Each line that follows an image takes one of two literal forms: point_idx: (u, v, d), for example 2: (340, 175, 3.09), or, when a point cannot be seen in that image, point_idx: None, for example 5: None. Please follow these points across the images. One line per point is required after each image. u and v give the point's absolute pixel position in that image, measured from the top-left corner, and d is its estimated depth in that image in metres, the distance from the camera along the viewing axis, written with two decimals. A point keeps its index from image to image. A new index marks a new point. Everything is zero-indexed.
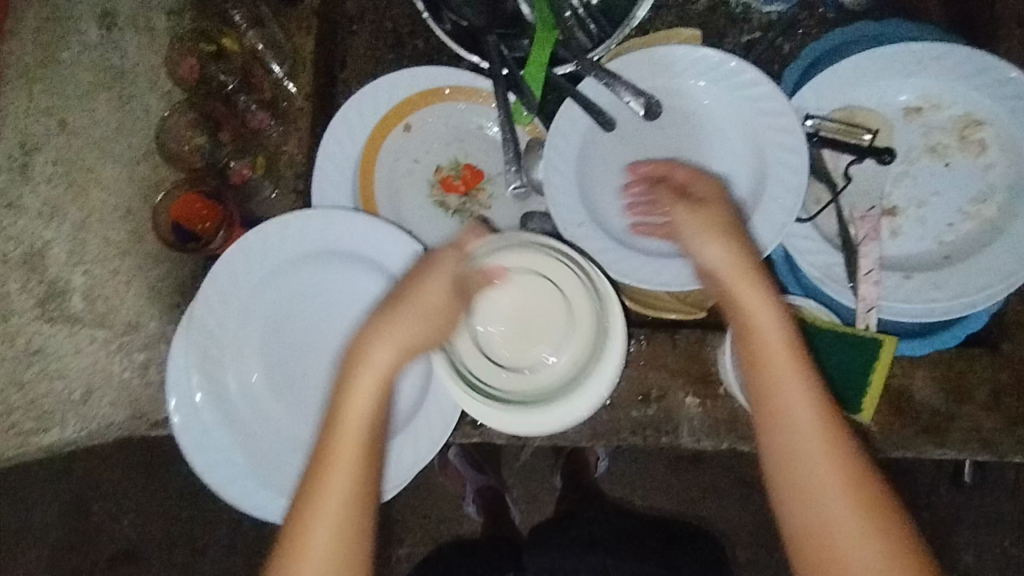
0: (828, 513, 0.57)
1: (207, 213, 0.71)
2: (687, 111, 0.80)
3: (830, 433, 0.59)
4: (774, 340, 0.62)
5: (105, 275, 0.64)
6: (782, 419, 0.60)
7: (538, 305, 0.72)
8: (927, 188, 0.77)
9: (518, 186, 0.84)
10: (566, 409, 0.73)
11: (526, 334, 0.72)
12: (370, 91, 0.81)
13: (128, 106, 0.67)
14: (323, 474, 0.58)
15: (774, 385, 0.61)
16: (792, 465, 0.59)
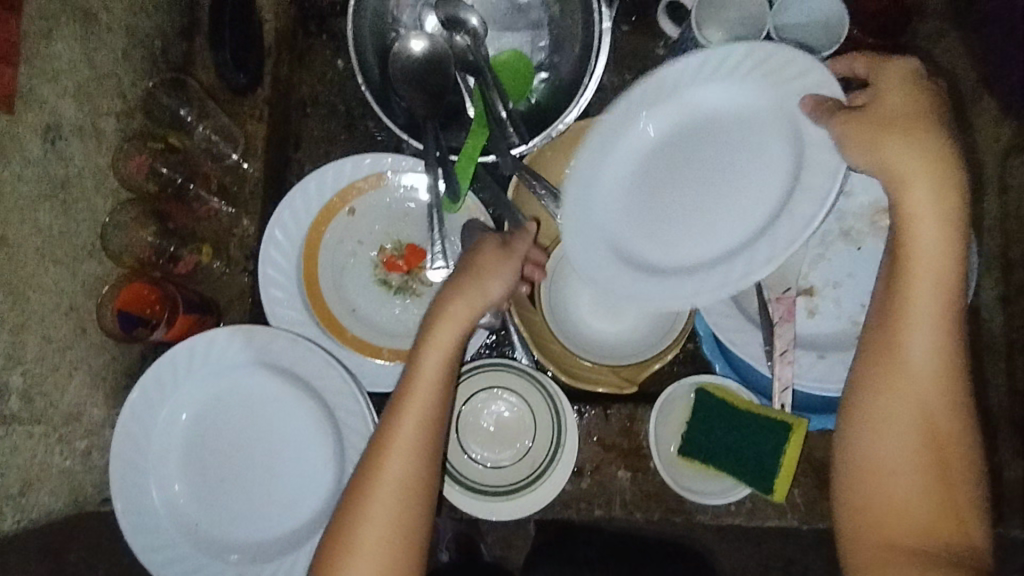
0: (902, 446, 0.56)
1: (154, 299, 0.75)
2: (709, 111, 0.68)
3: (948, 364, 0.56)
4: (926, 249, 0.57)
5: (45, 372, 0.65)
6: (912, 303, 0.56)
7: (508, 412, 0.82)
8: (842, 270, 0.83)
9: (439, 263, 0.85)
10: (535, 498, 0.79)
11: (498, 437, 0.82)
12: (315, 178, 0.85)
13: (73, 210, 0.68)
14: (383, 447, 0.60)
15: (922, 281, 0.56)
16: (885, 389, 0.57)
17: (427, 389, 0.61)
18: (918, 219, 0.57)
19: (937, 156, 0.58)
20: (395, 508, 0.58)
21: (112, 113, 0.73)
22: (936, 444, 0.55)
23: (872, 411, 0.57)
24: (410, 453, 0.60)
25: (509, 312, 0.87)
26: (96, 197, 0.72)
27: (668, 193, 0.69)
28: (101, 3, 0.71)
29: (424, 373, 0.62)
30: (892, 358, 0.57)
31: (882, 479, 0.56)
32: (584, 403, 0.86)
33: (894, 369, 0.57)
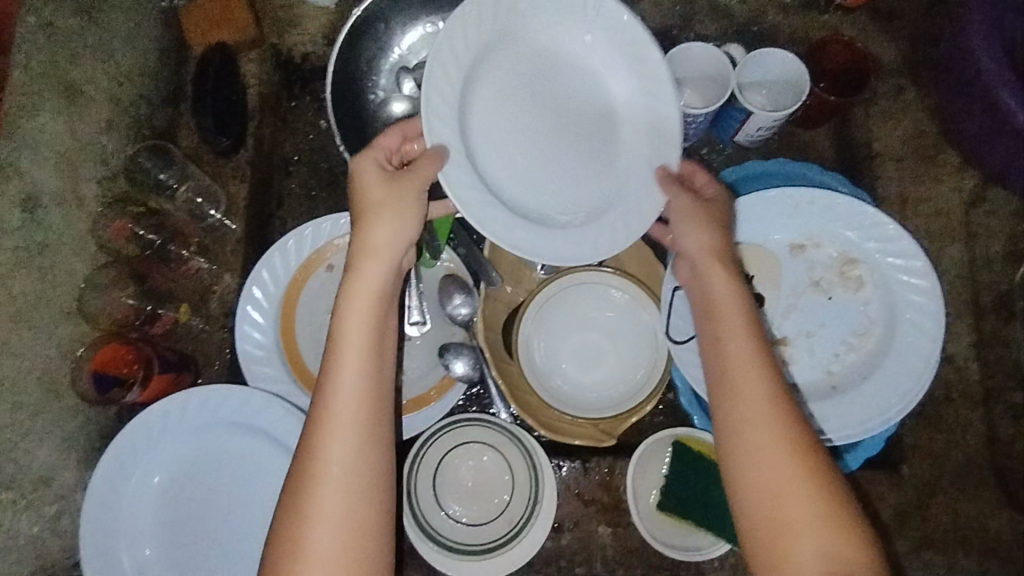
0: (772, 471, 0.59)
1: (132, 358, 0.76)
2: (557, 74, 0.71)
3: (775, 404, 0.61)
4: (728, 307, 0.67)
5: (15, 439, 0.65)
6: (720, 358, 0.65)
7: (487, 469, 0.81)
8: (813, 319, 0.84)
9: (417, 319, 0.89)
10: (515, 554, 0.78)
11: (476, 495, 0.80)
12: (294, 238, 0.86)
13: (51, 276, 0.69)
14: (321, 441, 0.59)
15: (728, 341, 0.65)
16: (737, 425, 0.61)
17: (350, 373, 0.61)
18: (712, 296, 0.69)
19: (715, 225, 0.72)
20: (347, 512, 0.57)
21: (94, 179, 0.75)
22: (805, 466, 0.59)
23: (743, 453, 0.60)
24: (353, 445, 0.59)
25: (486, 365, 0.88)
26: (76, 264, 0.73)
27: (529, 133, 0.70)
28: (85, 77, 0.74)
29: (338, 414, 0.60)
30: (732, 403, 0.62)
31: (777, 520, 0.58)
32: (562, 456, 0.86)
33: (739, 415, 0.62)
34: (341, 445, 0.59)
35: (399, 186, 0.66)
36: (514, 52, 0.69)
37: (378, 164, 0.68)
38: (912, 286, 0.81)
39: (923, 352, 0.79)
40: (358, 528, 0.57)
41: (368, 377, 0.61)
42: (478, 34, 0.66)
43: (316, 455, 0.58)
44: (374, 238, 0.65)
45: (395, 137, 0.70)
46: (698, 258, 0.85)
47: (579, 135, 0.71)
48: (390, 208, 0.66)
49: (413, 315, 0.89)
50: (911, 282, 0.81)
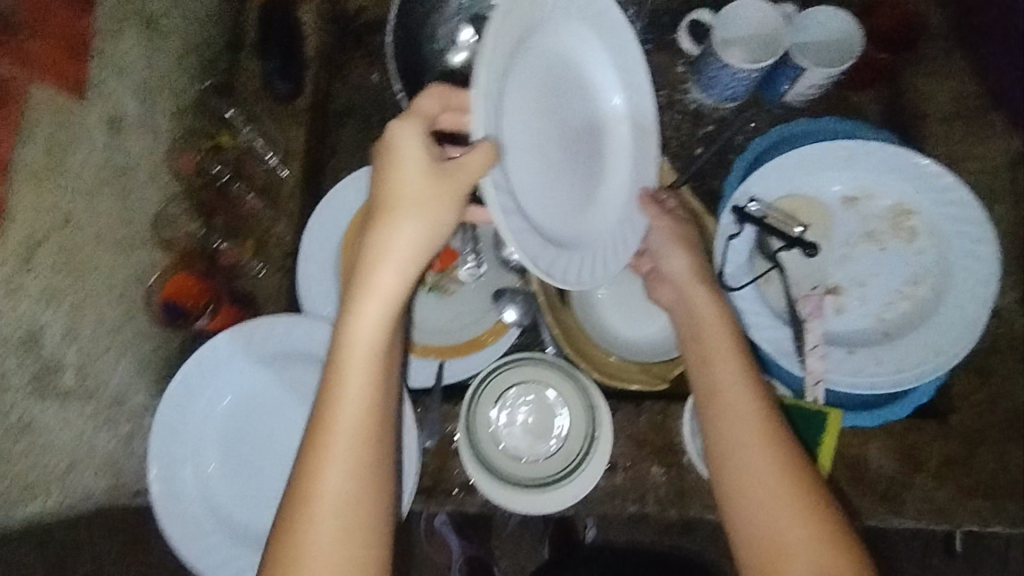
0: (775, 503, 0.60)
1: (198, 292, 0.77)
2: (553, 83, 0.64)
3: (766, 422, 0.63)
4: (713, 324, 0.70)
5: (96, 352, 0.65)
6: (709, 380, 0.66)
7: (542, 407, 0.83)
8: (866, 269, 0.85)
9: (472, 267, 0.91)
10: (572, 488, 0.79)
11: (532, 431, 0.82)
12: (353, 181, 0.88)
13: (131, 199, 0.71)
14: (315, 465, 0.53)
15: (717, 360, 0.67)
16: (731, 446, 0.63)
17: (353, 396, 0.53)
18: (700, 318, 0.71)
19: (692, 258, 0.75)
20: (344, 545, 0.52)
21: (167, 112, 0.77)
22: (798, 486, 0.60)
23: (742, 471, 0.62)
24: (353, 470, 0.53)
25: (539, 313, 0.89)
26: (150, 190, 0.74)
27: (538, 149, 0.61)
28: (162, 10, 0.76)
29: (336, 443, 0.53)
30: (725, 422, 0.64)
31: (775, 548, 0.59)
32: (614, 400, 0.87)
33: (739, 450, 0.62)
34: (336, 469, 0.52)
35: (439, 176, 0.53)
36: (535, 46, 0.60)
37: (417, 137, 0.54)
38: (965, 235, 0.82)
39: (979, 295, 0.81)
40: (362, 561, 0.53)
41: (373, 393, 0.54)
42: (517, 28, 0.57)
43: (311, 487, 0.52)
44: (404, 232, 0.53)
45: (435, 100, 0.55)
46: (752, 207, 0.86)
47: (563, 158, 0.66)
48: (427, 201, 0.53)
49: (467, 263, 0.91)
50: (966, 231, 0.82)
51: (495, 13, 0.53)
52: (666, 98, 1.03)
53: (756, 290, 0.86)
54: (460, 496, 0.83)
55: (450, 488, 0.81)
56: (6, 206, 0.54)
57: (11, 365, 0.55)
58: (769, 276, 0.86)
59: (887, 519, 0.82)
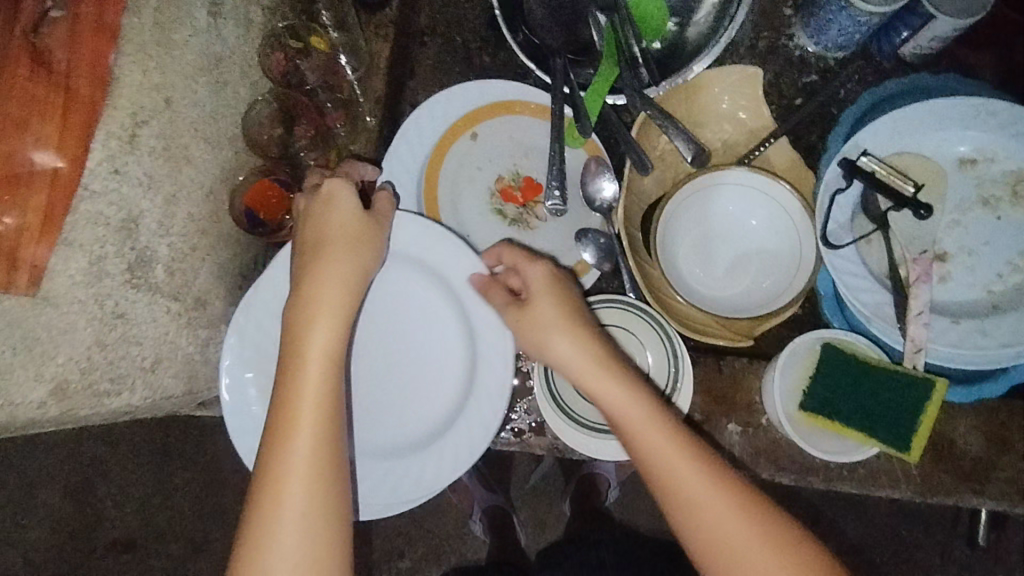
0: (738, 545, 0.56)
1: (278, 201, 0.74)
2: (405, 299, 0.74)
3: (750, 512, 0.56)
4: (643, 424, 0.60)
5: (185, 249, 0.63)
6: (668, 485, 0.58)
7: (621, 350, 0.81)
8: (978, 237, 0.80)
9: (554, 203, 0.84)
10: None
11: None
12: (441, 100, 0.84)
13: (222, 92, 0.66)
14: (281, 436, 0.56)
15: (670, 464, 0.58)
16: (722, 555, 0.56)
17: (307, 417, 0.57)
18: (620, 408, 0.61)
19: (572, 321, 0.65)
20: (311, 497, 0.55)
21: (260, 4, 0.72)
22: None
23: (738, 568, 0.56)
24: (312, 490, 0.55)
25: (621, 255, 0.86)
26: (240, 86, 0.70)
27: (371, 379, 0.73)
28: None
29: (293, 457, 0.55)
30: (711, 530, 0.56)
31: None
32: (694, 354, 0.84)
33: (704, 522, 0.56)
34: (302, 433, 0.56)
35: (339, 220, 0.64)
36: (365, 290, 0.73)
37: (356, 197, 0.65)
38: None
39: None
40: (324, 516, 0.55)
41: (318, 416, 0.57)
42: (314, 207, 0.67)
43: (274, 505, 0.54)
44: (311, 260, 0.62)
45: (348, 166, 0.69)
46: (861, 160, 0.79)
47: (408, 382, 0.74)
48: (328, 242, 0.63)
49: (551, 199, 0.84)
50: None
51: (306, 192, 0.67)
52: (769, 43, 0.97)
53: (856, 250, 0.81)
54: (529, 438, 0.80)
55: (519, 428, 0.80)
56: (112, 77, 0.51)
57: (109, 249, 0.53)
58: (871, 238, 0.81)
59: (968, 499, 0.79)
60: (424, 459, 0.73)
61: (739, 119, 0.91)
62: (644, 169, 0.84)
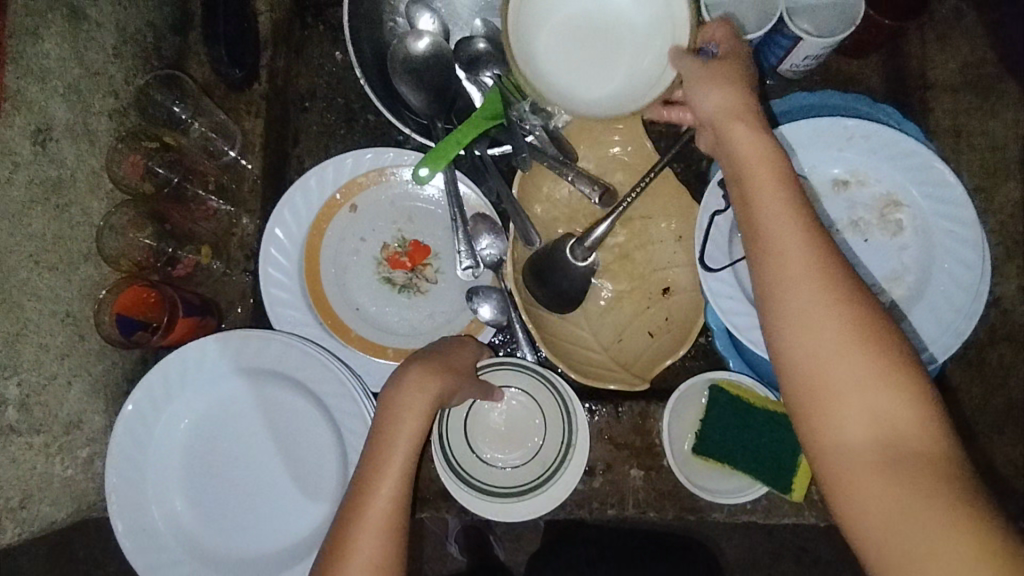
0: (816, 332, 0.49)
1: (152, 304, 0.73)
2: (277, 424, 0.75)
3: (831, 266, 0.50)
4: (759, 161, 0.55)
5: (42, 381, 0.63)
6: (769, 229, 0.52)
7: (519, 412, 0.81)
8: (847, 260, 0.80)
9: (467, 267, 0.85)
10: (545, 500, 0.79)
11: (508, 438, 0.81)
12: (316, 173, 0.83)
13: (67, 215, 0.67)
14: (373, 482, 0.57)
15: (773, 206, 0.53)
16: (779, 297, 0.51)
17: (392, 467, 0.58)
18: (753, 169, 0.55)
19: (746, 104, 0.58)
20: (376, 545, 0.55)
21: (104, 111, 0.72)
22: (866, 342, 0.48)
23: (788, 316, 0.50)
24: (383, 535, 0.56)
25: (516, 312, 0.85)
26: (91, 200, 0.70)
27: (245, 504, 0.74)
28: None
29: (375, 504, 0.57)
30: (782, 271, 0.51)
31: (818, 394, 0.49)
32: (593, 401, 0.84)
33: (776, 261, 0.51)
34: (385, 494, 0.57)
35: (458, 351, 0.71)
36: (241, 418, 0.75)
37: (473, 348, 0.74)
38: (955, 234, 0.77)
39: (957, 302, 0.77)
40: (388, 553, 0.56)
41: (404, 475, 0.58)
42: (188, 351, 0.73)
43: (350, 545, 0.55)
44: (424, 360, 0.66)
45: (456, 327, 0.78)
46: None
47: (280, 505, 0.75)
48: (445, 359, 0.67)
49: (462, 263, 0.85)
50: (953, 228, 0.77)
51: (185, 350, 0.73)
52: None
53: (735, 273, 0.80)
54: (435, 504, 0.82)
55: (424, 496, 0.82)
56: None
57: None
58: None
59: None
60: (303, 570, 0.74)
61: (620, 155, 0.89)
62: (529, 242, 0.83)
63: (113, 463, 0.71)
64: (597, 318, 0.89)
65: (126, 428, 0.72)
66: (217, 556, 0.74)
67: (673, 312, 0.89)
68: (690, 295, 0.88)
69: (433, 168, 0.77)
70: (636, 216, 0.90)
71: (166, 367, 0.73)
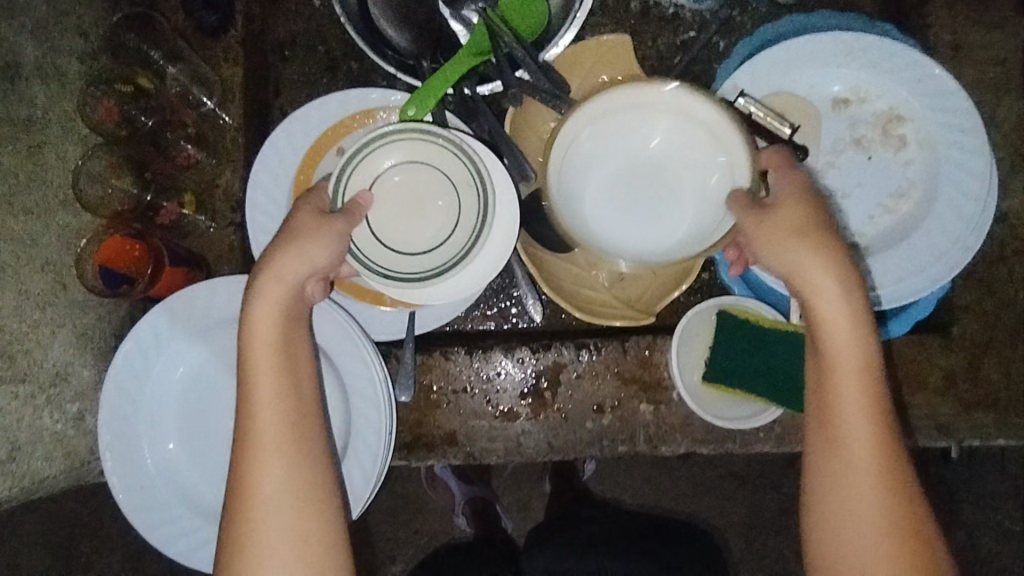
0: (861, 519, 0.58)
1: (137, 255, 0.70)
2: None
3: (886, 462, 0.59)
4: (847, 360, 0.60)
5: (25, 328, 0.66)
6: (841, 423, 0.60)
7: (421, 186, 0.69)
8: (851, 179, 0.78)
9: None
10: (450, 288, 0.71)
11: (411, 204, 0.69)
12: (300, 117, 0.80)
13: (40, 156, 0.69)
14: (252, 416, 0.60)
15: (850, 409, 0.60)
16: (835, 482, 0.59)
17: (268, 392, 0.60)
18: (835, 367, 0.61)
19: (848, 292, 0.62)
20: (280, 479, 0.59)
21: (74, 54, 0.72)
22: (903, 535, 0.57)
23: (837, 494, 0.59)
24: (282, 466, 0.59)
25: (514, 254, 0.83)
26: (64, 145, 0.71)
27: None
28: None
29: (263, 435, 0.59)
30: (838, 462, 0.59)
31: (845, 520, 0.58)
32: (598, 338, 0.82)
33: (838, 453, 0.59)
34: (270, 429, 0.60)
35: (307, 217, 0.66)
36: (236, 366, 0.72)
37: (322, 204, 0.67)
38: (959, 145, 0.75)
39: (964, 213, 0.75)
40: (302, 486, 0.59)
41: (276, 400, 0.60)
42: (177, 298, 0.70)
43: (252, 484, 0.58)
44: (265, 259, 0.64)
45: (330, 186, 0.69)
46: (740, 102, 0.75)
47: None
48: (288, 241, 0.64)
49: None
50: (957, 138, 0.75)
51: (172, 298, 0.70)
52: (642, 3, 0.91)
53: None
54: (443, 450, 0.80)
55: (431, 443, 0.80)
56: None
57: None
58: None
59: None
60: None
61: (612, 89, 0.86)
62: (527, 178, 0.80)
63: (105, 414, 0.69)
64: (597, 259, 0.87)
65: (117, 378, 0.69)
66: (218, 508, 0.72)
67: None
68: None
69: (420, 111, 0.77)
70: None
71: (140, 316, 0.73)
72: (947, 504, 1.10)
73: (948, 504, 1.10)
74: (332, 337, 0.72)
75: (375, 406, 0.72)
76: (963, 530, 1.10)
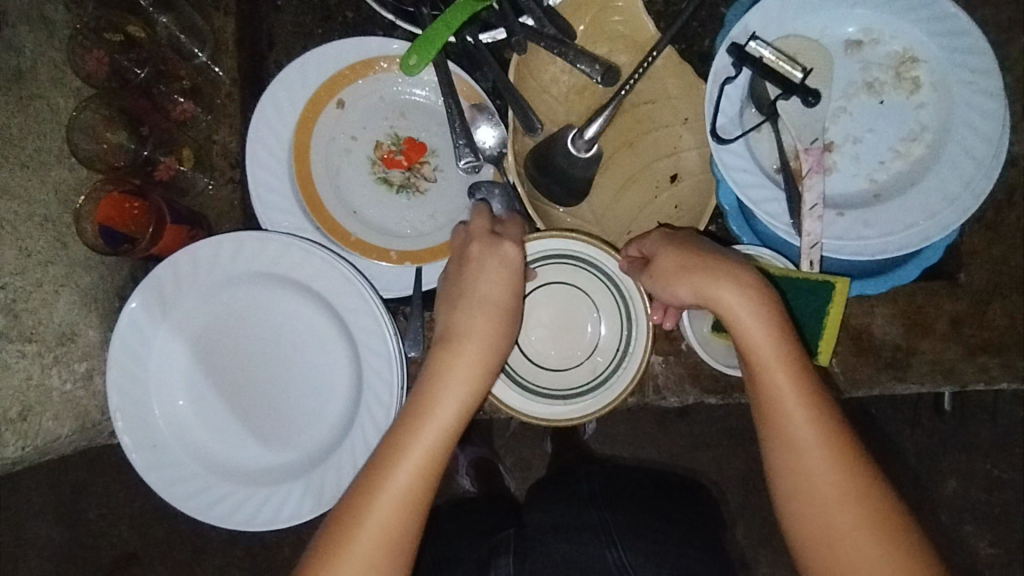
0: (828, 500, 0.52)
1: (138, 213, 0.70)
2: (286, 328, 0.72)
3: (833, 438, 0.54)
4: (767, 350, 0.57)
5: (28, 288, 0.62)
6: (782, 417, 0.55)
7: (569, 310, 0.75)
8: (863, 124, 0.77)
9: (469, 161, 0.78)
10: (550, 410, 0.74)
11: (560, 322, 0.75)
12: (296, 68, 0.77)
13: (33, 109, 0.64)
14: (403, 453, 0.56)
15: (783, 398, 0.55)
16: (793, 472, 0.54)
17: (426, 435, 0.57)
18: (764, 370, 0.57)
19: (759, 305, 0.58)
20: (395, 519, 0.54)
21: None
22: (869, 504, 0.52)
23: (797, 486, 0.53)
24: (400, 511, 0.54)
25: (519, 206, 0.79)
26: (57, 97, 0.67)
27: (258, 412, 0.72)
28: None
29: (398, 476, 0.55)
30: (790, 450, 0.54)
31: (811, 509, 0.53)
32: None
33: (789, 445, 0.54)
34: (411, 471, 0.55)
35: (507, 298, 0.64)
36: (246, 325, 0.72)
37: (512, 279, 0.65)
38: (974, 86, 0.74)
39: (977, 156, 0.74)
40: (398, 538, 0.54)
41: (434, 452, 0.57)
42: (183, 259, 0.69)
43: (363, 516, 0.54)
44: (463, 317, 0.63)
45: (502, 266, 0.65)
46: (750, 45, 0.73)
47: (296, 411, 0.72)
48: (486, 307, 0.63)
49: (464, 157, 0.78)
50: (972, 80, 0.74)
51: (176, 259, 0.69)
52: None
53: (747, 145, 0.76)
54: None
55: None
56: None
57: None
58: (762, 128, 0.77)
59: (894, 386, 0.82)
60: (325, 470, 0.71)
61: (620, 36, 0.83)
62: (533, 131, 0.77)
63: (113, 378, 0.68)
64: (603, 211, 0.86)
65: (124, 342, 0.69)
66: (235, 466, 0.72)
67: (679, 199, 0.86)
68: (697, 180, 0.86)
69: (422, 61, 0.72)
70: (638, 102, 0.85)
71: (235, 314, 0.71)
72: (948, 454, 1.10)
73: (949, 453, 1.10)
74: (340, 292, 0.71)
75: (386, 359, 0.70)
76: (956, 479, 1.10)
